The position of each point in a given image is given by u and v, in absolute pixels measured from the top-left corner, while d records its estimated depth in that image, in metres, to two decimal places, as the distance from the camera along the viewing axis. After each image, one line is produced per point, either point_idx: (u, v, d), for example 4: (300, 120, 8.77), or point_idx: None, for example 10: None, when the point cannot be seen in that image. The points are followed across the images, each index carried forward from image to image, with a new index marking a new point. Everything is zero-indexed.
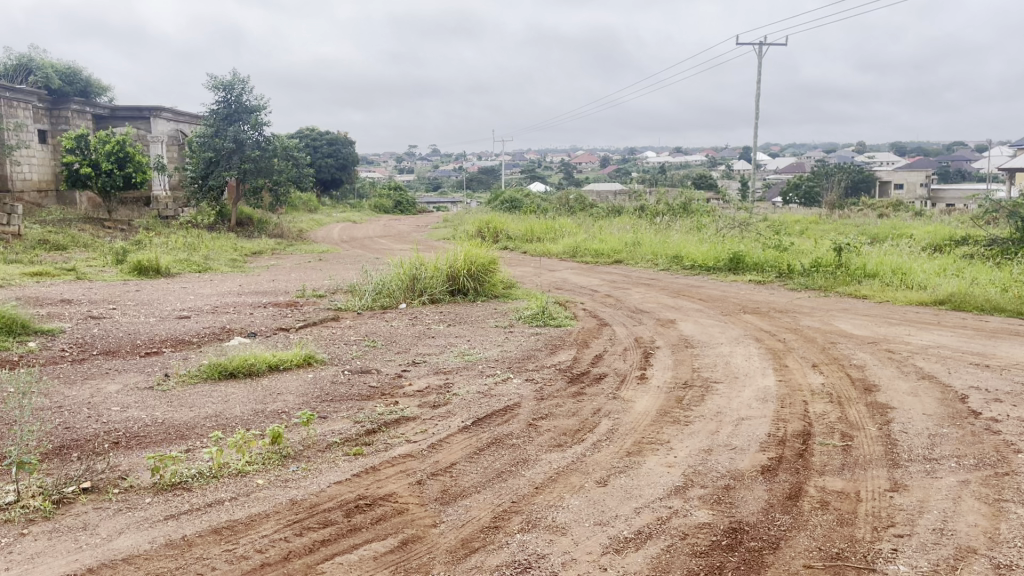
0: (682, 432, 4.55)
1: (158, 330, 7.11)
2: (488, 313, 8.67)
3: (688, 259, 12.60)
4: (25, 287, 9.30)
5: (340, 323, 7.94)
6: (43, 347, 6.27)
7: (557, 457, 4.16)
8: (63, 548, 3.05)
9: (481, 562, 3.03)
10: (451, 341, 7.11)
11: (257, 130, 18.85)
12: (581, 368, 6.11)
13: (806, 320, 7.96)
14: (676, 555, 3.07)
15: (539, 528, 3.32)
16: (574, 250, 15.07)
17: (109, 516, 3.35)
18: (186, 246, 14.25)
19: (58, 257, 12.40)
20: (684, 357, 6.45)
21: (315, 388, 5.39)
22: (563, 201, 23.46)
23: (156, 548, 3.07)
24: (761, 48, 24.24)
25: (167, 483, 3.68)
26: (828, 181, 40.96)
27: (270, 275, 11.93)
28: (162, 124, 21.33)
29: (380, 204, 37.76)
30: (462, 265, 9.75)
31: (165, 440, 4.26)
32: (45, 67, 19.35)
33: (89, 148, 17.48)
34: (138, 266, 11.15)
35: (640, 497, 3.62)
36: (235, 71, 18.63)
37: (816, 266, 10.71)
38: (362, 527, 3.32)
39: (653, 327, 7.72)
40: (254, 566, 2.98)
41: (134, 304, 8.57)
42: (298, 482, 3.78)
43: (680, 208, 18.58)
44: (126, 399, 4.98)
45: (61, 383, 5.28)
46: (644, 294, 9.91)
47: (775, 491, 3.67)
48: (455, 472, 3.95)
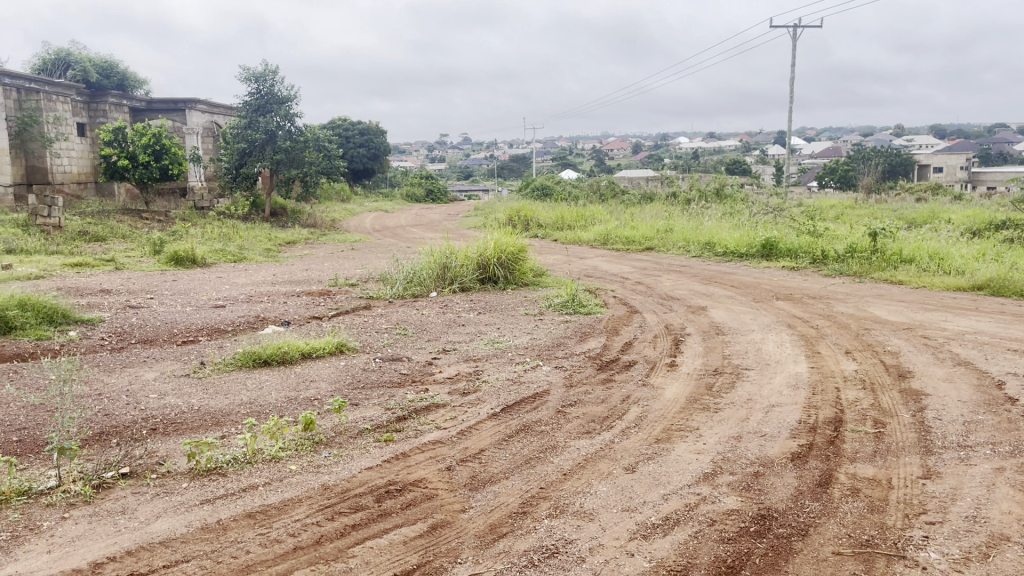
0: (712, 419, 4.54)
1: (195, 318, 7.25)
2: (518, 300, 8.69)
3: (720, 246, 12.49)
4: (66, 277, 9.54)
5: (371, 311, 8.02)
6: (84, 336, 6.42)
7: (586, 443, 4.17)
8: (103, 531, 3.14)
9: (510, 547, 3.07)
10: (481, 329, 7.16)
11: (289, 121, 19.04)
12: (610, 355, 6.11)
13: (840, 306, 7.86)
14: (703, 541, 3.08)
15: (568, 514, 3.34)
16: (605, 238, 14.99)
17: (147, 500, 3.44)
18: (222, 237, 14.46)
19: (97, 248, 12.67)
20: (715, 344, 6.42)
21: (346, 375, 5.47)
22: (594, 187, 23.37)
23: (192, 532, 3.14)
24: (795, 30, 23.77)
25: (203, 468, 3.77)
26: (864, 165, 40.28)
27: (304, 264, 12.09)
28: (196, 116, 21.60)
29: (412, 192, 37.99)
30: (493, 253, 9.77)
31: (202, 426, 4.36)
32: (82, 61, 19.77)
33: (127, 140, 17.81)
34: (176, 256, 11.34)
35: (668, 484, 3.62)
36: (266, 61, 18.82)
37: (851, 251, 10.53)
38: (393, 513, 3.37)
39: (684, 314, 7.69)
40: (287, 549, 3.04)
41: (171, 293, 8.74)
42: (329, 468, 3.85)
43: (713, 193, 18.44)
44: (164, 386, 5.10)
45: (100, 371, 5.41)
46: (675, 281, 9.87)
47: (805, 478, 3.65)
48: (484, 458, 3.99)
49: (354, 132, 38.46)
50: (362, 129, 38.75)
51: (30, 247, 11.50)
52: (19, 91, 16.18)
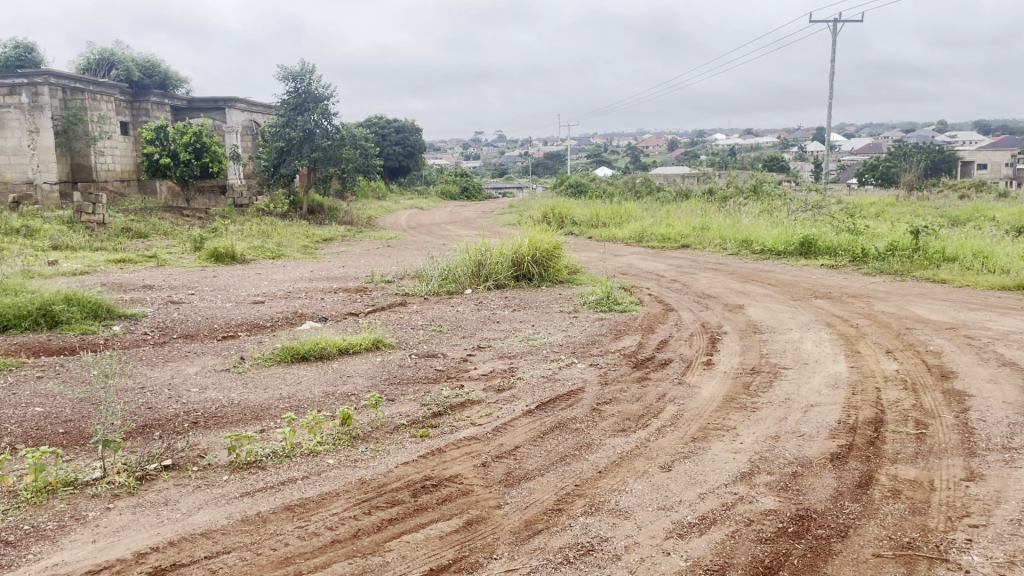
0: (749, 418, 4.50)
1: (234, 314, 7.36)
2: (553, 298, 8.69)
3: (758, 244, 12.34)
4: (109, 273, 9.75)
5: (407, 307, 8.07)
6: (128, 331, 6.55)
7: (621, 441, 4.16)
8: (146, 522, 3.20)
9: (545, 544, 3.07)
10: (516, 326, 7.18)
11: (326, 120, 19.23)
12: (646, 353, 6.08)
13: (881, 305, 7.73)
14: (741, 541, 3.06)
15: (603, 511, 3.33)
16: (640, 235, 14.92)
17: (189, 492, 3.51)
18: (260, 233, 14.67)
19: (140, 244, 12.92)
20: (752, 343, 6.36)
21: (382, 370, 5.52)
22: (630, 185, 23.23)
23: (232, 524, 3.20)
24: (836, 24, 23.42)
25: (244, 461, 3.83)
26: (906, 161, 39.50)
27: (341, 261, 12.25)
28: (235, 115, 21.89)
29: (447, 190, 38.14)
30: (528, 250, 9.78)
31: (241, 420, 4.43)
32: (126, 61, 20.12)
33: (168, 139, 18.15)
34: (216, 253, 11.53)
35: (705, 483, 3.60)
36: (304, 60, 19.00)
37: (892, 249, 10.35)
38: (429, 508, 3.40)
39: (720, 312, 7.63)
40: (325, 542, 3.08)
41: (211, 290, 8.88)
42: (366, 462, 3.89)
43: (751, 190, 18.24)
44: (204, 381, 5.19)
45: (143, 365, 5.52)
46: (712, 279, 9.77)
47: (845, 479, 3.60)
48: (519, 455, 3.99)
49: (390, 129, 38.71)
50: (397, 127, 39.00)
51: (75, 244, 11.77)
52: (65, 90, 16.53)
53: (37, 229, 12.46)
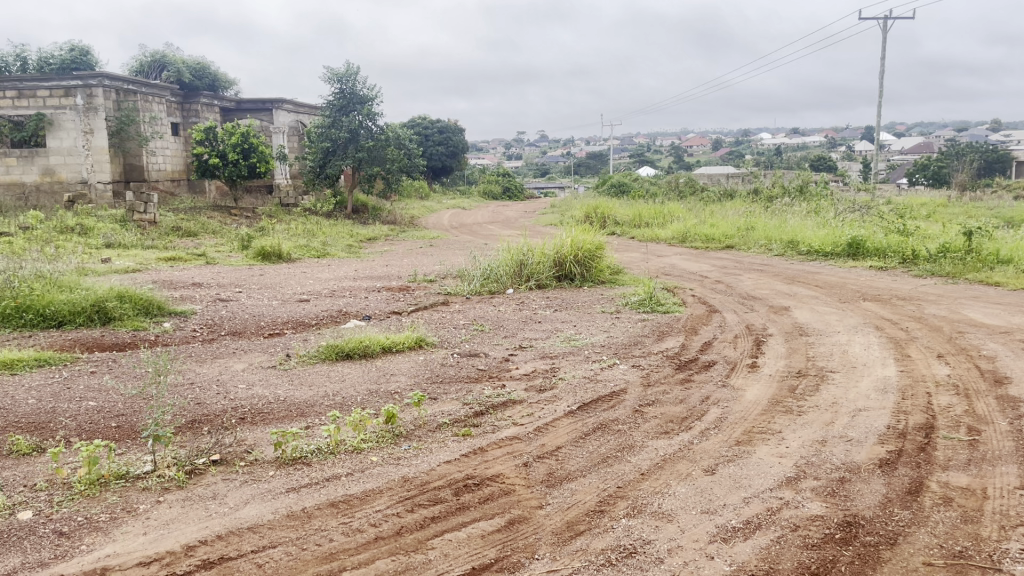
0: (795, 422, 4.43)
1: (280, 312, 7.47)
2: (595, 298, 8.65)
3: (804, 245, 12.14)
4: (160, 271, 9.96)
5: (449, 307, 8.10)
6: (177, 327, 6.69)
7: (664, 444, 4.13)
8: (195, 516, 3.27)
9: (586, 545, 3.06)
10: (558, 326, 7.16)
11: (371, 120, 19.41)
12: (689, 355, 6.02)
13: (932, 308, 7.55)
14: (786, 546, 3.01)
15: (646, 514, 3.31)
16: (683, 236, 14.79)
17: (237, 486, 3.57)
18: (306, 233, 14.86)
19: (189, 243, 13.21)
20: (799, 345, 6.26)
21: (425, 369, 5.55)
22: (673, 185, 23.02)
23: (278, 519, 3.25)
24: (886, 21, 22.98)
25: (289, 457, 3.89)
26: (958, 161, 38.49)
27: (384, 260, 12.35)
28: (283, 116, 22.15)
29: (490, 190, 38.23)
30: (570, 250, 9.75)
31: (287, 417, 4.50)
32: (177, 62, 20.43)
33: (217, 140, 18.50)
34: (263, 252, 11.73)
35: (750, 487, 3.56)
36: (349, 62, 19.19)
37: (943, 251, 10.12)
38: (471, 506, 3.41)
39: (766, 314, 7.52)
40: (368, 538, 3.11)
41: (258, 288, 9.02)
42: (409, 460, 3.91)
43: (797, 190, 17.95)
44: (252, 377, 5.29)
45: (192, 361, 5.63)
46: (757, 280, 9.65)
47: (894, 485, 3.53)
48: (561, 455, 3.99)
49: (433, 130, 38.95)
50: (441, 127, 39.21)
51: (127, 242, 12.06)
52: (118, 92, 16.97)
53: (92, 228, 12.80)
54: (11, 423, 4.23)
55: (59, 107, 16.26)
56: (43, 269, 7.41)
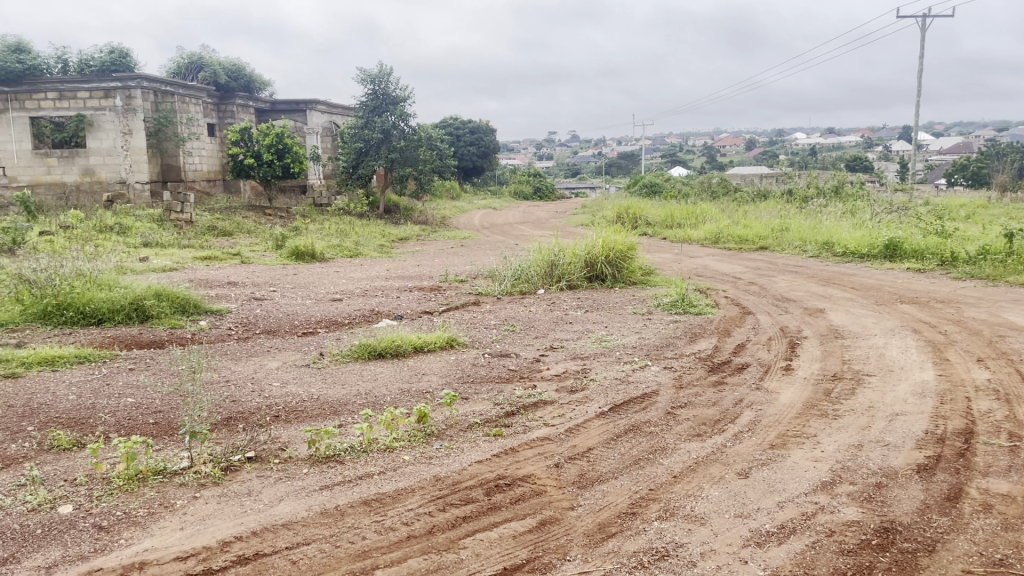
0: (830, 426, 4.38)
1: (314, 311, 7.53)
2: (626, 299, 8.61)
3: (840, 246, 11.98)
4: (196, 269, 10.10)
5: (480, 307, 8.12)
6: (213, 325, 6.79)
7: (696, 446, 4.10)
8: (230, 512, 3.31)
9: (618, 547, 3.05)
10: (589, 327, 7.14)
11: (403, 121, 19.52)
12: (722, 357, 5.97)
13: (971, 311, 7.42)
14: (822, 552, 2.98)
15: (678, 517, 3.29)
16: (716, 236, 14.68)
17: (271, 483, 3.61)
18: (339, 233, 14.98)
19: (224, 242, 13.39)
20: (834, 348, 6.17)
21: (457, 369, 5.56)
22: (706, 185, 22.86)
23: (312, 516, 3.27)
24: (926, 19, 22.62)
25: (322, 455, 3.93)
26: (998, 162, 37.70)
27: (416, 260, 12.41)
28: (317, 116, 22.34)
29: (521, 190, 38.25)
30: (602, 251, 9.72)
31: (320, 415, 4.54)
32: (213, 64, 20.58)
33: (252, 140, 18.72)
34: (296, 251, 11.84)
35: (784, 491, 3.52)
36: (382, 62, 19.31)
37: (984, 253, 9.93)
38: (502, 507, 3.41)
39: (800, 317, 7.43)
40: (400, 537, 3.13)
41: (292, 287, 9.11)
42: (441, 459, 3.93)
43: (832, 191, 17.72)
44: (286, 375, 5.34)
45: (227, 359, 5.71)
46: (791, 281, 9.55)
47: (932, 491, 3.47)
48: (592, 457, 3.98)
49: (464, 130, 39.07)
50: (472, 128, 39.31)
51: (164, 241, 12.24)
52: (156, 94, 17.19)
53: (130, 227, 13.03)
54: (52, 419, 4.32)
55: (99, 109, 16.58)
56: (83, 267, 7.55)
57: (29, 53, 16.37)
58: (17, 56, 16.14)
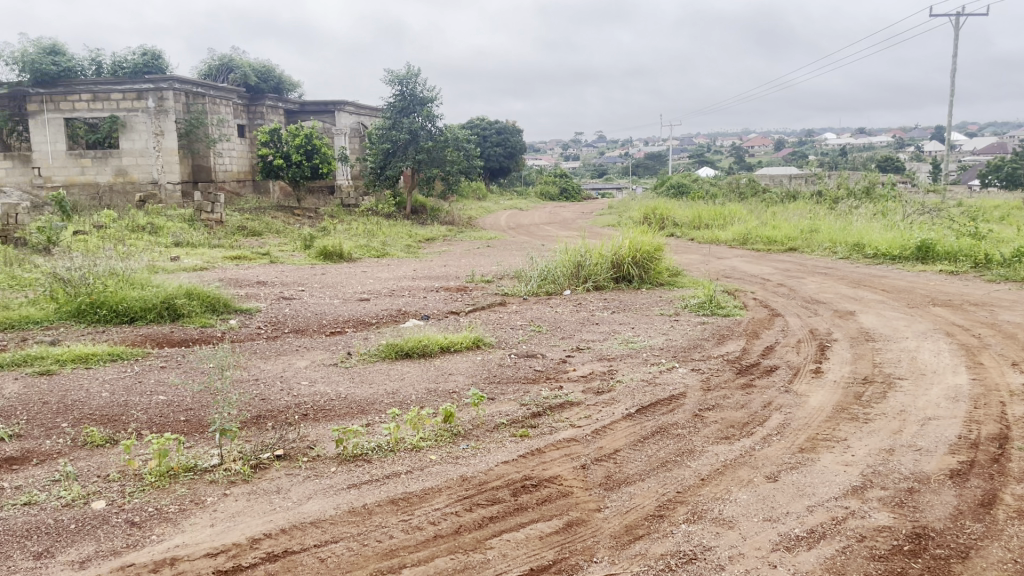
0: (861, 430, 4.33)
1: (342, 311, 7.59)
2: (653, 300, 8.57)
3: (871, 247, 11.84)
4: (226, 269, 10.20)
5: (506, 307, 8.13)
6: (243, 324, 6.86)
7: (724, 449, 4.07)
8: (260, 509, 3.34)
9: (645, 550, 3.04)
10: (616, 328, 7.12)
11: (430, 122, 19.59)
12: (750, 359, 5.92)
13: (1006, 314, 7.29)
14: (852, 557, 2.94)
15: (706, 520, 3.27)
16: (744, 238, 14.56)
17: (300, 481, 3.64)
18: (366, 233, 15.08)
19: (254, 241, 13.53)
20: (865, 351, 6.09)
21: (483, 369, 5.58)
22: (734, 186, 22.70)
23: (340, 514, 3.30)
24: (958, 18, 22.30)
25: (350, 453, 3.95)
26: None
27: (443, 261, 12.45)
28: (345, 117, 22.49)
29: (547, 191, 38.23)
30: (628, 252, 9.68)
31: (348, 414, 4.57)
32: (243, 66, 20.70)
33: (282, 141, 18.90)
34: (324, 251, 11.93)
35: (813, 495, 3.48)
36: (409, 63, 19.40)
37: (1019, 255, 9.76)
38: (529, 507, 3.41)
39: (830, 319, 7.35)
40: (428, 536, 3.14)
41: (319, 287, 9.18)
42: (468, 459, 3.94)
43: (863, 192, 17.51)
44: (314, 374, 5.39)
45: (257, 358, 5.76)
46: (821, 283, 9.45)
47: (966, 497, 3.42)
48: (619, 458, 3.97)
49: (491, 131, 39.14)
50: (499, 129, 39.36)
51: (195, 241, 12.40)
52: (187, 95, 17.42)
53: (162, 227, 13.21)
54: (86, 415, 4.39)
55: (131, 110, 16.83)
56: (116, 266, 7.66)
57: (64, 55, 16.59)
58: (52, 58, 16.37)
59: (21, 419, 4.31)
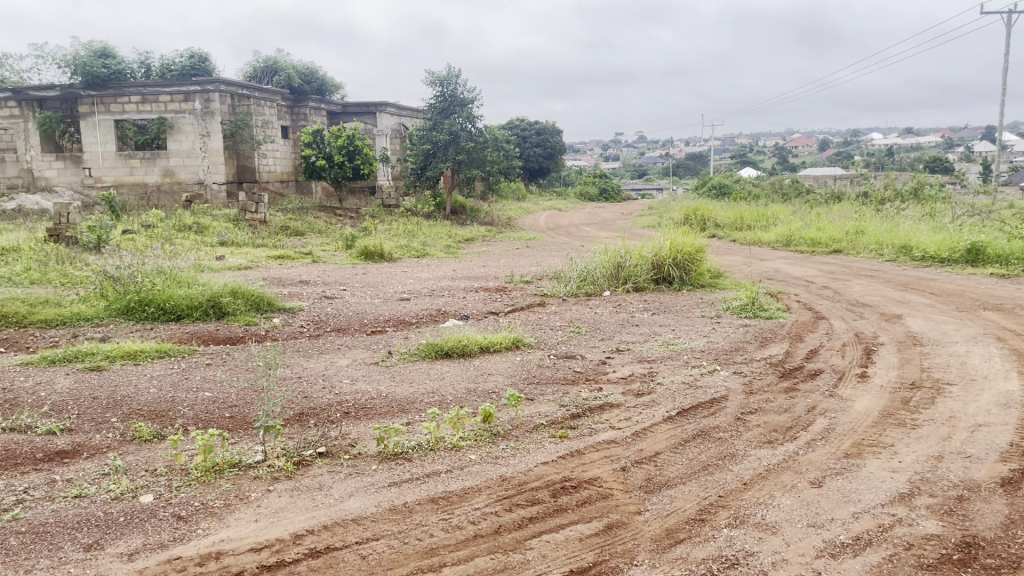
0: (908, 436, 4.24)
1: (382, 310, 7.65)
2: (694, 302, 8.50)
3: (919, 249, 11.59)
4: (270, 268, 10.35)
5: (545, 308, 8.13)
6: (286, 323, 6.95)
7: (767, 453, 4.02)
8: (303, 505, 3.38)
9: (687, 554, 3.01)
10: (656, 330, 7.07)
11: (471, 122, 19.65)
12: (794, 363, 5.84)
13: None
14: (899, 566, 2.88)
15: (749, 525, 3.23)
16: (787, 239, 14.36)
17: (341, 479, 3.68)
18: (406, 233, 15.21)
19: (296, 241, 13.71)
20: (912, 356, 5.97)
21: (523, 370, 5.58)
22: (777, 187, 22.39)
23: (381, 512, 3.32)
24: (1011, 15, 21.75)
25: (391, 452, 3.98)
26: None
27: (483, 261, 12.48)
28: (386, 119, 22.67)
29: (587, 191, 38.12)
30: (669, 253, 9.61)
31: (389, 412, 4.60)
32: (287, 68, 21.02)
33: (324, 142, 19.11)
34: (366, 251, 12.05)
35: (859, 502, 3.42)
36: (450, 64, 19.49)
37: None
38: (568, 509, 3.40)
39: (876, 322, 7.21)
40: (468, 536, 3.15)
41: (361, 287, 9.26)
42: (507, 460, 3.94)
43: (910, 193, 17.14)
44: (355, 373, 5.44)
45: (299, 356, 5.84)
46: (866, 286, 9.28)
47: (1018, 506, 3.33)
48: (660, 461, 3.94)
49: (531, 132, 39.15)
50: (539, 130, 39.36)
51: (240, 240, 12.59)
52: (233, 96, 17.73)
53: (207, 226, 13.44)
54: (135, 411, 4.48)
55: (179, 111, 17.16)
56: (163, 265, 7.81)
57: (114, 58, 16.96)
58: (103, 61, 16.74)
59: (72, 414, 4.42)
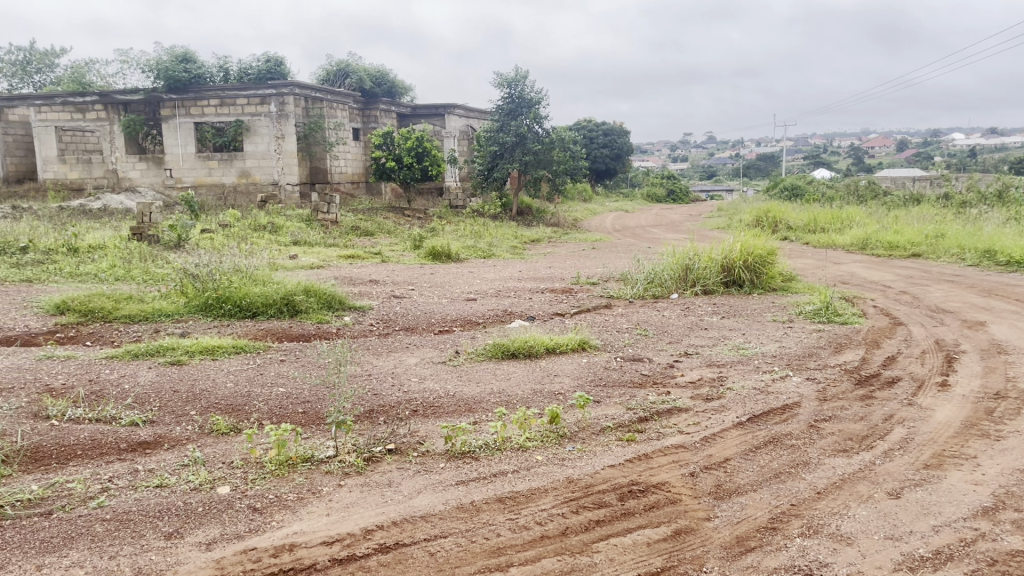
0: (993, 448, 4.07)
1: (449, 310, 7.72)
2: (765, 306, 8.33)
3: (1004, 254, 11.12)
4: (340, 267, 10.56)
5: (613, 310, 8.07)
6: (356, 321, 7.07)
7: (843, 462, 3.91)
8: (373, 501, 3.44)
9: (758, 562, 2.95)
10: (726, 334, 6.95)
11: (538, 124, 19.67)
12: (870, 370, 5.67)
13: None
14: None
15: (823, 535, 3.15)
16: (864, 242, 13.93)
17: (410, 476, 3.72)
18: (473, 233, 15.40)
19: (366, 241, 13.94)
20: (997, 364, 5.73)
21: (590, 372, 5.56)
22: (852, 188, 21.75)
23: (448, 510, 3.35)
24: None
25: (458, 450, 4.01)
26: None
27: (549, 262, 12.48)
28: (455, 120, 22.86)
29: (654, 193, 37.74)
30: (739, 255, 9.44)
31: (457, 411, 4.64)
32: (359, 71, 21.40)
33: (394, 143, 19.38)
34: (433, 251, 12.18)
35: (940, 515, 3.30)
36: (518, 66, 19.56)
37: None
38: (635, 513, 3.38)
39: (958, 329, 6.94)
40: (534, 536, 3.15)
41: (429, 286, 9.36)
42: (574, 462, 3.93)
43: (994, 196, 16.45)
44: (423, 371, 5.50)
45: (369, 354, 5.93)
46: (948, 292, 8.95)
47: None
48: (729, 467, 3.87)
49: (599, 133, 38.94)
50: (607, 130, 39.14)
51: (311, 240, 12.86)
52: (307, 100, 18.14)
53: (280, 226, 13.78)
54: (212, 404, 4.63)
55: (255, 114, 17.63)
56: (240, 263, 8.04)
57: (195, 63, 17.51)
58: (184, 66, 17.31)
59: (154, 406, 4.59)
